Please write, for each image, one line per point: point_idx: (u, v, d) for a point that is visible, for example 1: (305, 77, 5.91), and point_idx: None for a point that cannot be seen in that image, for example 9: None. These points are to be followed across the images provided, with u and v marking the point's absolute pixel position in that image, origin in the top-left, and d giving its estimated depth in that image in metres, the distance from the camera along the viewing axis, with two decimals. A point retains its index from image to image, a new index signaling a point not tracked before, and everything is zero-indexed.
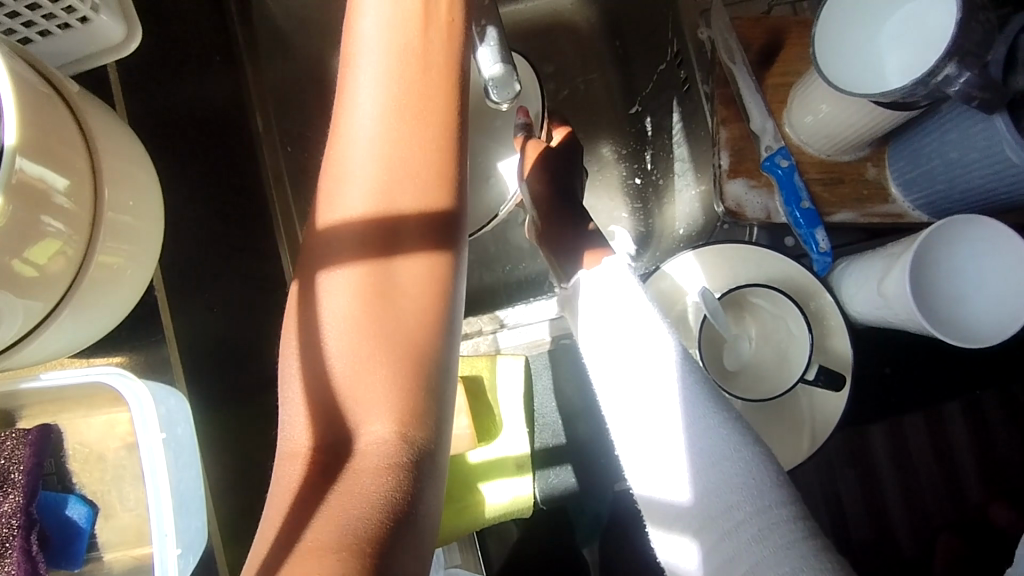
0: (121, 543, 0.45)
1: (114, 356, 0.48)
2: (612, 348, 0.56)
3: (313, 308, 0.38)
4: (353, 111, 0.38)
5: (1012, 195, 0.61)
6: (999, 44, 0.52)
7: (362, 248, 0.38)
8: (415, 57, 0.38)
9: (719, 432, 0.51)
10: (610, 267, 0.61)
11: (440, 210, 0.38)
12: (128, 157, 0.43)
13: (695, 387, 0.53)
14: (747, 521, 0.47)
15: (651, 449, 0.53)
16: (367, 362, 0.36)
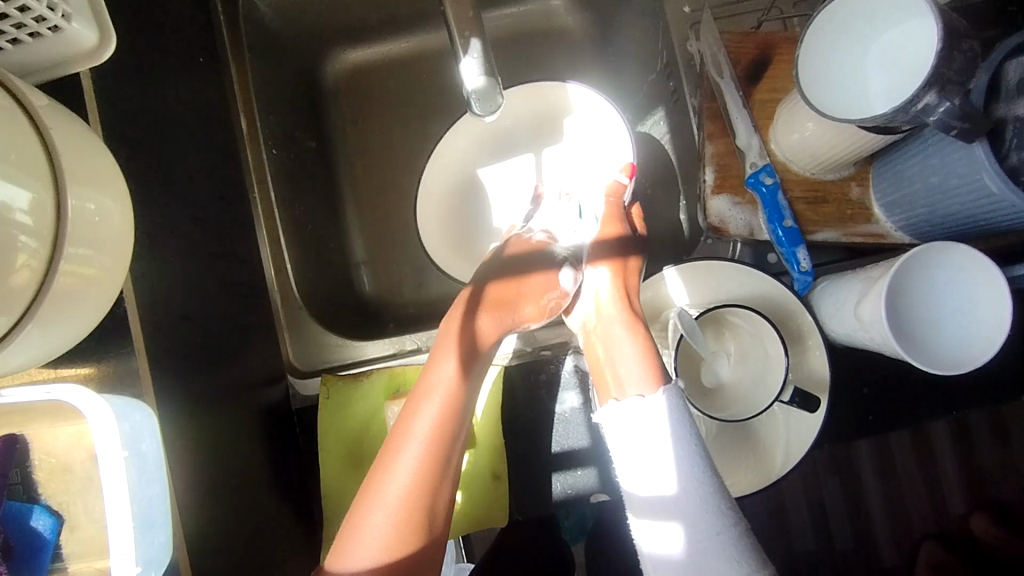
0: (85, 555, 0.45)
1: (81, 367, 0.48)
2: (632, 447, 0.58)
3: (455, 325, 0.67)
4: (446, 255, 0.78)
5: (991, 222, 0.61)
6: (982, 73, 0.53)
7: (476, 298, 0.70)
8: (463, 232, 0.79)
9: (704, 482, 0.55)
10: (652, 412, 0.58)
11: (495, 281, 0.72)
12: (97, 169, 0.43)
13: (692, 443, 0.57)
14: (710, 555, 0.53)
15: (646, 467, 0.57)
16: (451, 373, 0.63)
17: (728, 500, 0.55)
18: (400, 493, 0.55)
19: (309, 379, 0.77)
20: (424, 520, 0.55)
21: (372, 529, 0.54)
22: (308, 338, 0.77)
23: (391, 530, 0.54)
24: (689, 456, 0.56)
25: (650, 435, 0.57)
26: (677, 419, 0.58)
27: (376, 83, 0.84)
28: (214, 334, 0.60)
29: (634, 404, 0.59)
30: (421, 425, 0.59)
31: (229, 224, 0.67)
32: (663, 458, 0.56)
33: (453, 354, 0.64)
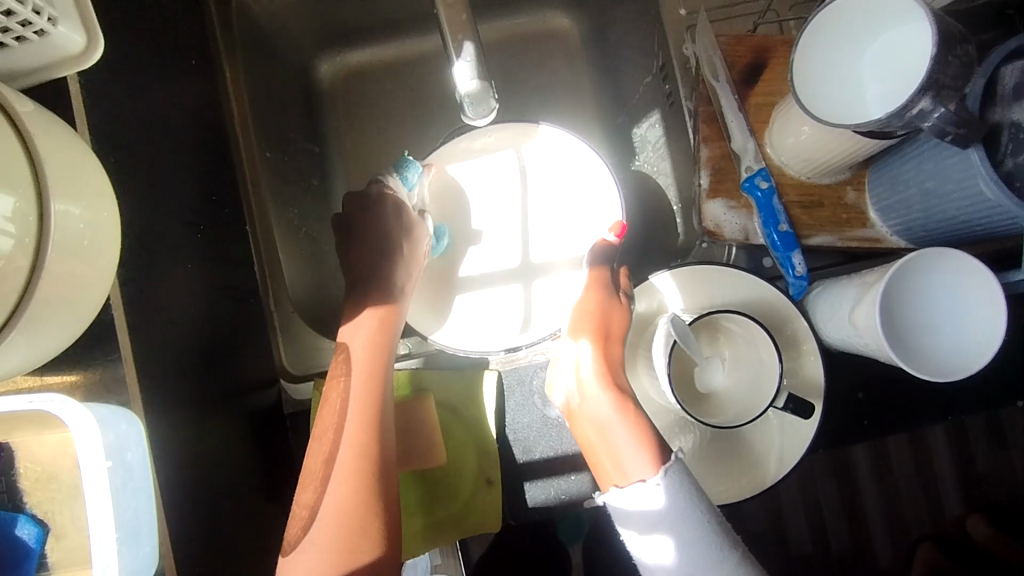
0: (72, 564, 0.44)
1: (68, 373, 0.47)
2: (638, 523, 0.56)
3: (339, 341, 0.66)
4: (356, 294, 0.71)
5: (986, 226, 0.61)
6: (979, 77, 0.54)
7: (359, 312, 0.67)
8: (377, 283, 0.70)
9: (717, 549, 0.54)
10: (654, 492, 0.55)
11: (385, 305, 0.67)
12: (83, 175, 0.42)
13: (701, 515, 0.55)
14: None
15: (654, 541, 0.56)
16: (346, 384, 0.62)
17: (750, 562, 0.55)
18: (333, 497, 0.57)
19: (301, 384, 0.76)
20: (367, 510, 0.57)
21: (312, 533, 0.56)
22: (300, 342, 0.77)
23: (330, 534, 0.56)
24: (709, 531, 0.54)
25: (656, 513, 0.55)
26: (688, 493, 0.55)
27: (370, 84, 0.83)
28: (204, 339, 0.59)
29: (644, 494, 0.56)
30: (330, 441, 0.60)
31: (220, 227, 0.67)
32: (672, 535, 0.55)
33: (344, 367, 0.63)
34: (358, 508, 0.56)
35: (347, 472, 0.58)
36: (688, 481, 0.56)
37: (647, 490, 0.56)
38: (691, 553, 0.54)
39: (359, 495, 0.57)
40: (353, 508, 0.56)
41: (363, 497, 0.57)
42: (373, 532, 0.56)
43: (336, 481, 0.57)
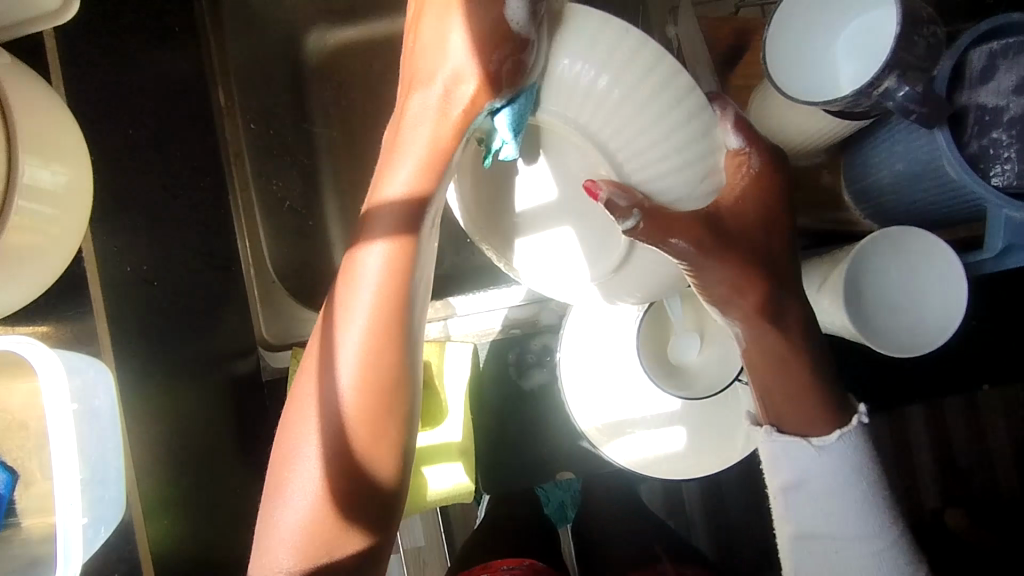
0: (40, 510, 0.46)
1: (39, 325, 0.48)
2: (786, 467, 0.53)
3: (348, 284, 0.48)
4: (347, 313, 0.47)
5: (951, 208, 0.62)
6: (947, 58, 0.55)
7: (394, 229, 0.48)
8: (387, 285, 0.47)
9: (874, 511, 0.52)
10: (831, 449, 0.51)
11: (420, 196, 0.49)
12: (54, 128, 0.43)
13: (861, 467, 0.52)
14: (866, 563, 0.52)
15: (806, 494, 0.52)
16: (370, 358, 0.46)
17: (899, 529, 0.52)
18: (314, 446, 0.46)
19: (279, 352, 0.77)
20: (383, 452, 0.47)
21: (297, 489, 0.46)
22: (282, 312, 0.78)
23: (325, 472, 0.46)
24: (865, 500, 0.51)
25: (815, 465, 0.52)
26: (863, 451, 0.52)
27: (359, 61, 0.83)
28: (179, 303, 0.60)
29: (796, 450, 0.52)
30: (329, 406, 0.46)
31: (202, 197, 0.68)
32: (829, 494, 0.51)
33: (324, 361, 0.47)
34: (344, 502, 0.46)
35: (324, 532, 0.45)
36: (860, 451, 0.52)
37: (801, 450, 0.52)
38: (836, 513, 0.52)
39: (341, 479, 0.46)
40: (324, 516, 0.45)
41: (339, 471, 0.46)
42: (351, 512, 0.46)
43: (321, 464, 0.46)
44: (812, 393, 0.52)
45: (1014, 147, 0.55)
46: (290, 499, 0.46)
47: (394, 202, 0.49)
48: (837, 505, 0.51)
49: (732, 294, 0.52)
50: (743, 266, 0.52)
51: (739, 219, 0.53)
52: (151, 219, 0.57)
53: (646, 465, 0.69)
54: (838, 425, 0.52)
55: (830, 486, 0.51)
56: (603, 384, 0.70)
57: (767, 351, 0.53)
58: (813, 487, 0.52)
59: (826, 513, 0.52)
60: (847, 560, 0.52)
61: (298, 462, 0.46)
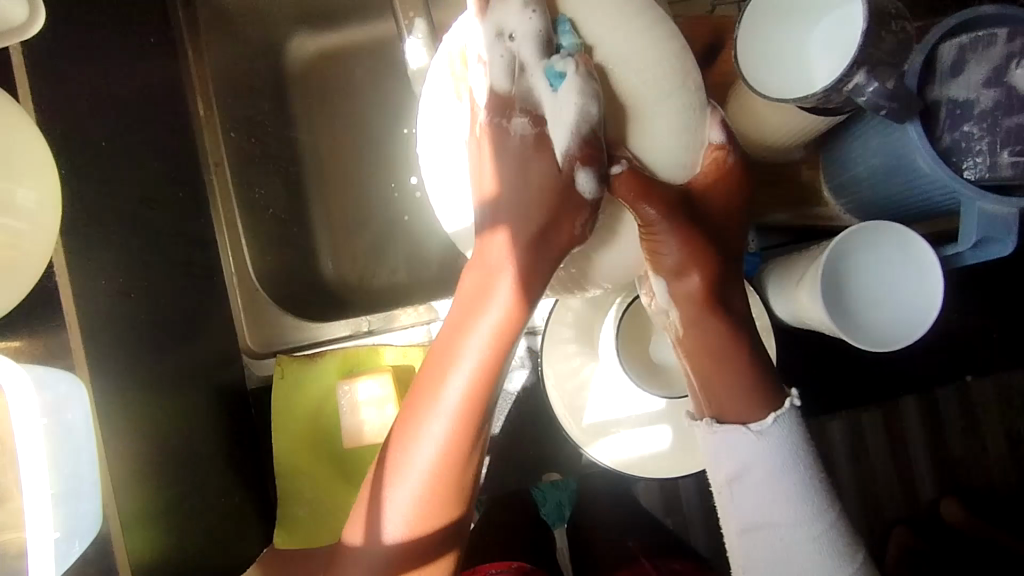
0: (16, 525, 0.46)
1: (11, 339, 0.48)
2: (721, 457, 0.52)
3: (495, 257, 0.49)
4: (480, 314, 0.48)
5: (927, 201, 0.62)
6: (916, 54, 0.55)
7: (536, 211, 0.48)
8: (527, 275, 0.48)
9: (814, 500, 0.50)
10: (767, 435, 0.50)
11: (562, 186, 0.48)
12: (20, 143, 0.43)
13: (798, 455, 0.51)
14: (808, 553, 0.50)
15: (744, 484, 0.51)
16: (491, 357, 0.48)
17: (837, 515, 0.51)
18: (435, 445, 0.47)
19: (264, 360, 0.77)
20: (461, 488, 0.48)
21: (405, 494, 0.47)
22: (265, 319, 0.77)
23: (427, 488, 0.47)
24: (802, 486, 0.50)
25: (751, 454, 0.51)
26: (798, 444, 0.51)
27: (339, 66, 0.83)
28: (158, 314, 0.60)
29: (738, 441, 0.51)
30: (444, 395, 0.47)
31: (180, 206, 0.67)
32: (768, 483, 0.50)
33: (462, 335, 0.48)
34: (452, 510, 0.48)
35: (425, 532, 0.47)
36: (794, 433, 0.51)
37: (740, 436, 0.51)
38: (778, 503, 0.50)
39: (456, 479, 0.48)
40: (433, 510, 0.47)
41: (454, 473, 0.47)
42: (450, 510, 0.48)
43: (438, 462, 0.47)
44: (750, 380, 0.52)
45: (985, 140, 0.55)
46: (401, 492, 0.47)
47: (483, 202, 0.50)
48: (777, 493, 0.50)
49: (686, 272, 0.51)
50: (695, 239, 0.50)
51: (713, 209, 0.51)
52: (126, 230, 0.57)
53: (631, 464, 0.69)
54: (770, 408, 0.51)
55: (768, 472, 0.50)
56: (588, 384, 0.70)
57: (693, 325, 0.52)
58: (753, 477, 0.51)
59: (766, 502, 0.50)
60: (789, 548, 0.51)
61: (408, 474, 0.47)
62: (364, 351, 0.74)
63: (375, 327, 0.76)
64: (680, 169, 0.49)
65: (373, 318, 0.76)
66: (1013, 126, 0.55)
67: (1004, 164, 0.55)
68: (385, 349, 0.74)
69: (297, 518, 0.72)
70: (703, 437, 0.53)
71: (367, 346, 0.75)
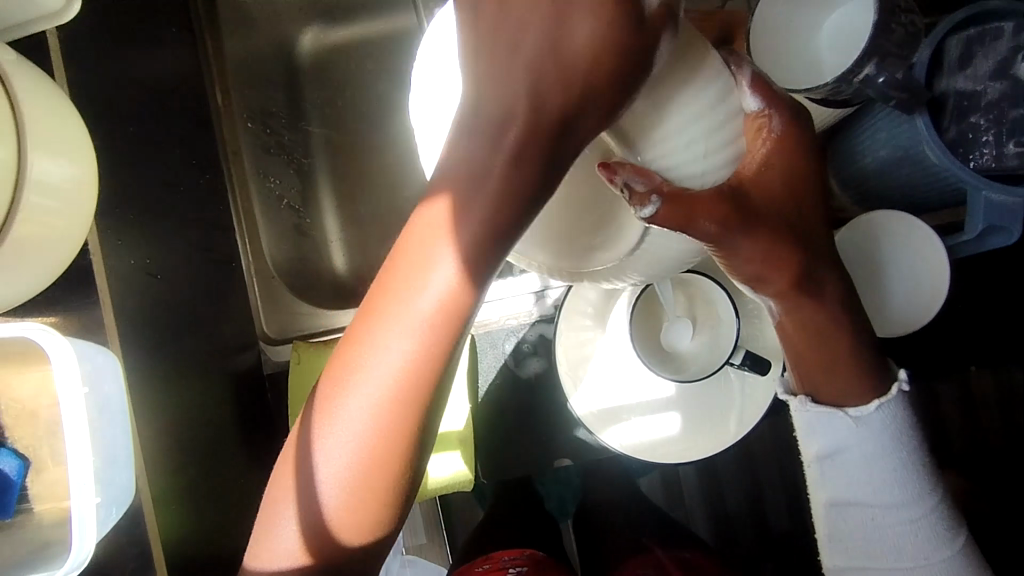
0: (51, 496, 0.48)
1: (47, 316, 0.49)
2: (816, 439, 0.59)
3: (432, 224, 0.38)
4: (417, 284, 0.37)
5: (934, 192, 0.64)
6: (925, 47, 0.56)
7: (451, 179, 0.37)
8: (448, 249, 0.37)
9: (912, 474, 0.58)
10: (875, 420, 0.57)
11: (530, 122, 0.36)
12: (63, 127, 0.45)
13: (896, 436, 0.58)
14: (912, 516, 0.59)
15: (840, 464, 0.59)
16: (428, 346, 0.37)
17: (934, 490, 0.59)
18: (346, 450, 0.38)
19: (279, 347, 0.80)
20: (380, 503, 0.39)
21: (290, 514, 0.39)
22: (281, 306, 0.80)
23: (342, 496, 0.38)
24: (900, 464, 0.58)
25: (851, 438, 0.58)
26: (897, 421, 0.58)
27: (354, 59, 0.84)
28: (181, 299, 0.61)
29: (841, 425, 0.57)
30: (365, 392, 0.37)
31: (203, 193, 0.69)
32: (874, 460, 0.58)
33: (375, 325, 0.38)
34: (374, 537, 0.39)
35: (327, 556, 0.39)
36: (896, 417, 0.58)
37: (838, 420, 0.57)
38: (870, 479, 0.58)
39: (386, 494, 0.39)
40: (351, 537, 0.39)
41: (383, 489, 0.38)
42: (379, 525, 0.39)
43: (348, 473, 0.38)
44: (848, 370, 0.56)
45: (992, 132, 0.57)
46: (293, 508, 0.39)
47: (446, 157, 0.38)
48: (871, 470, 0.58)
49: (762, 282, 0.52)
50: (770, 239, 0.50)
51: (768, 189, 0.50)
52: (153, 214, 0.58)
53: (641, 449, 0.70)
54: (877, 395, 0.57)
55: (865, 453, 0.58)
56: (599, 371, 0.72)
57: (802, 327, 0.55)
58: (849, 455, 0.58)
59: (863, 477, 0.59)
60: (881, 511, 0.60)
61: (308, 483, 0.38)
62: None
63: None
64: (712, 171, 0.42)
65: None
66: (1018, 118, 0.56)
67: (1009, 155, 0.56)
68: None
69: None
70: (798, 415, 0.59)
71: None
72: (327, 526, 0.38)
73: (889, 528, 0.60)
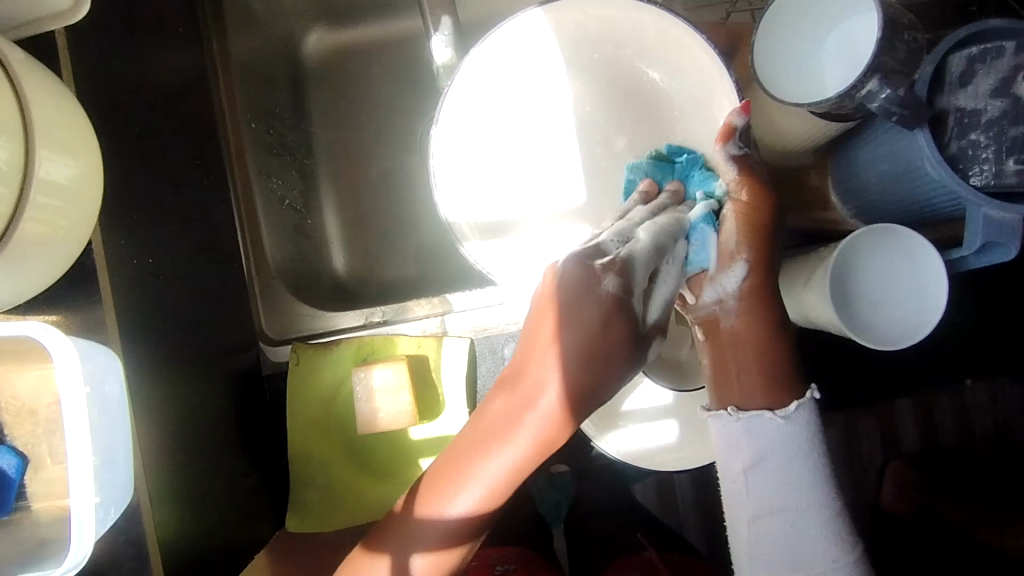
0: (49, 494, 0.48)
1: (49, 314, 0.49)
2: (738, 445, 0.55)
3: (556, 307, 0.48)
4: (545, 368, 0.47)
5: (933, 207, 0.64)
6: (927, 62, 0.57)
7: (599, 322, 0.47)
8: (598, 353, 0.46)
9: (827, 487, 0.55)
10: (797, 423, 0.54)
11: (614, 312, 0.47)
12: (70, 126, 0.45)
13: (814, 440, 0.55)
14: (823, 537, 0.55)
15: (762, 467, 0.55)
16: (534, 443, 0.47)
17: (841, 505, 0.56)
18: (467, 517, 0.48)
19: (279, 347, 0.79)
20: (452, 551, 0.50)
21: (423, 539, 0.49)
22: (281, 305, 0.78)
23: (442, 545, 0.49)
24: (815, 472, 0.55)
25: (771, 440, 0.54)
26: (812, 432, 0.55)
27: (357, 64, 0.84)
28: (182, 299, 0.61)
29: (763, 426, 0.54)
30: (486, 464, 0.47)
31: (206, 194, 0.69)
32: (794, 464, 0.54)
33: (541, 395, 0.46)
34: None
35: None
36: (813, 423, 0.55)
37: (765, 422, 0.54)
38: (790, 486, 0.54)
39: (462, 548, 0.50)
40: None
41: (467, 539, 0.50)
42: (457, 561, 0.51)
43: (449, 529, 0.49)
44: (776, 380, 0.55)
45: (991, 148, 0.57)
46: (404, 547, 0.50)
47: (600, 298, 0.47)
48: (791, 475, 0.54)
49: (740, 248, 0.54)
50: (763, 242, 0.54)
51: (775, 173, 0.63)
52: (155, 214, 0.58)
53: (638, 456, 0.71)
54: (794, 396, 0.55)
55: (790, 457, 0.54)
56: None
57: (756, 297, 0.54)
58: (772, 461, 0.54)
59: (785, 484, 0.54)
60: (799, 529, 0.55)
61: (429, 529, 0.49)
62: (380, 340, 0.75)
63: (389, 318, 0.78)
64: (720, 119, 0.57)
65: (387, 310, 0.78)
66: (1018, 135, 0.57)
67: (1008, 172, 0.57)
68: (400, 339, 0.76)
69: (308, 503, 0.74)
70: (723, 425, 0.56)
71: (382, 335, 0.76)
72: (422, 568, 0.50)
73: (813, 551, 0.55)
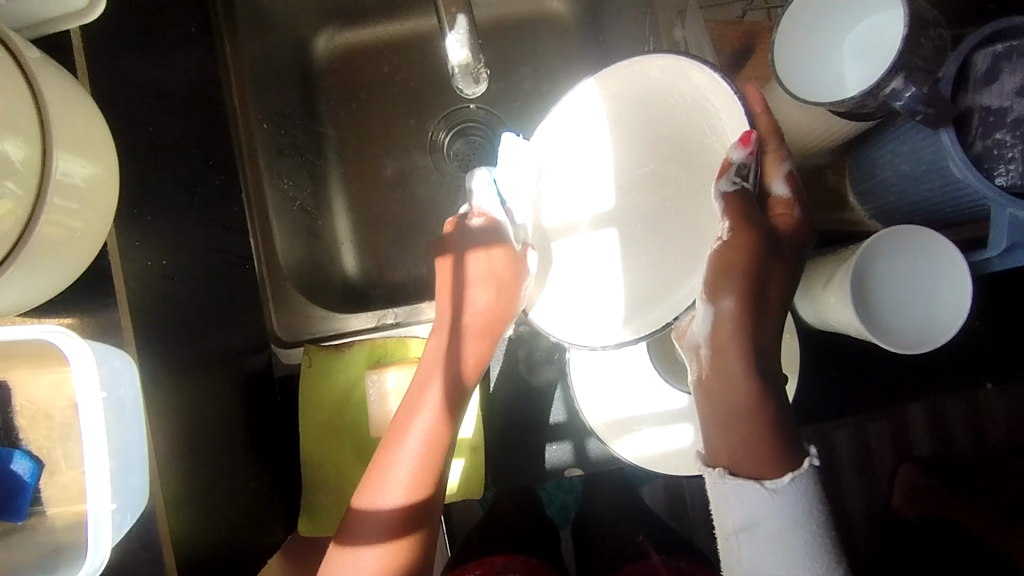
0: (64, 499, 0.48)
1: (64, 317, 0.49)
2: (727, 510, 0.53)
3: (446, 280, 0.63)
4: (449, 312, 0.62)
5: (955, 207, 0.63)
6: (951, 60, 0.56)
7: (486, 280, 0.61)
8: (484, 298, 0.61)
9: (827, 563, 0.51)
10: (790, 496, 0.50)
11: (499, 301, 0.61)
12: (86, 126, 0.45)
13: (814, 513, 0.51)
14: None
15: (754, 538, 0.51)
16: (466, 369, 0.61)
17: None
18: (418, 447, 0.59)
19: (291, 350, 0.76)
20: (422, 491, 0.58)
21: (392, 490, 0.57)
22: (290, 306, 0.75)
23: (415, 489, 0.58)
24: (813, 545, 0.50)
25: (761, 510, 0.51)
26: (810, 506, 0.51)
27: (368, 64, 0.84)
28: (195, 302, 0.61)
29: (753, 496, 0.51)
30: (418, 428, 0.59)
31: (219, 195, 0.69)
32: (788, 541, 0.50)
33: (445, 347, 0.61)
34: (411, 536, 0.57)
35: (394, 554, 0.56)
36: (810, 493, 0.51)
37: (753, 492, 0.51)
38: (784, 560, 0.50)
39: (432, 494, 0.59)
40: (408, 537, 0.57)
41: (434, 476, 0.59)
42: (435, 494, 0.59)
43: (416, 471, 0.58)
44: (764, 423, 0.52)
45: (1017, 148, 0.56)
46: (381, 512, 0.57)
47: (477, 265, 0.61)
48: (786, 550, 0.50)
49: (720, 291, 0.53)
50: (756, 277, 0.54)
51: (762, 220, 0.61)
52: (169, 216, 0.58)
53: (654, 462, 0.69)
54: (790, 466, 0.51)
55: (783, 532, 0.50)
56: (614, 381, 0.71)
57: (726, 348, 0.54)
58: (762, 532, 0.51)
59: (778, 558, 0.50)
60: None
61: (391, 490, 0.57)
62: (392, 342, 0.74)
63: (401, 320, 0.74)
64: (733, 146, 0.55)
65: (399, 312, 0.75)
66: None
67: None
68: (413, 341, 0.74)
69: (321, 505, 0.74)
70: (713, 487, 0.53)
71: (395, 337, 0.75)
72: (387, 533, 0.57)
73: None
